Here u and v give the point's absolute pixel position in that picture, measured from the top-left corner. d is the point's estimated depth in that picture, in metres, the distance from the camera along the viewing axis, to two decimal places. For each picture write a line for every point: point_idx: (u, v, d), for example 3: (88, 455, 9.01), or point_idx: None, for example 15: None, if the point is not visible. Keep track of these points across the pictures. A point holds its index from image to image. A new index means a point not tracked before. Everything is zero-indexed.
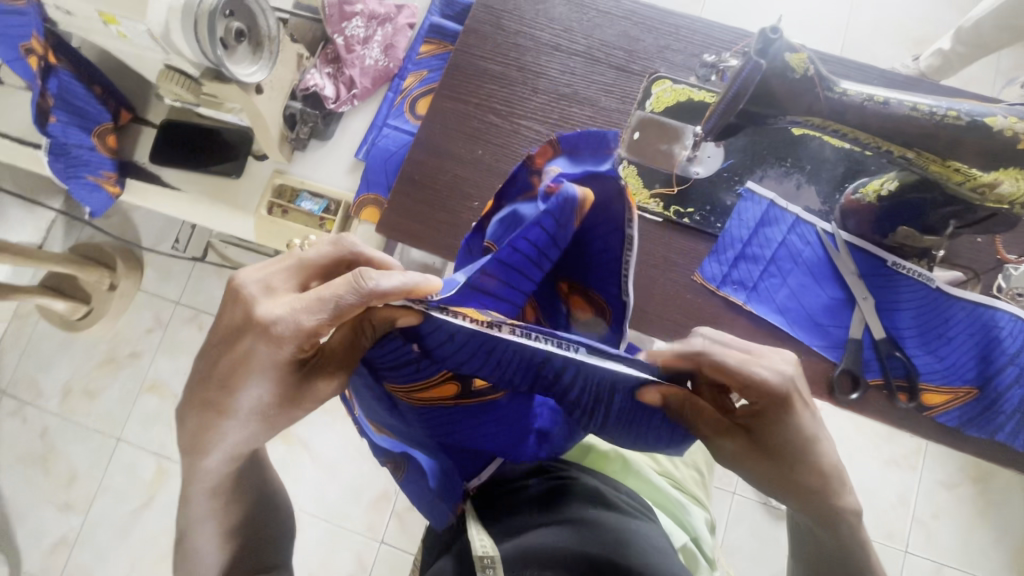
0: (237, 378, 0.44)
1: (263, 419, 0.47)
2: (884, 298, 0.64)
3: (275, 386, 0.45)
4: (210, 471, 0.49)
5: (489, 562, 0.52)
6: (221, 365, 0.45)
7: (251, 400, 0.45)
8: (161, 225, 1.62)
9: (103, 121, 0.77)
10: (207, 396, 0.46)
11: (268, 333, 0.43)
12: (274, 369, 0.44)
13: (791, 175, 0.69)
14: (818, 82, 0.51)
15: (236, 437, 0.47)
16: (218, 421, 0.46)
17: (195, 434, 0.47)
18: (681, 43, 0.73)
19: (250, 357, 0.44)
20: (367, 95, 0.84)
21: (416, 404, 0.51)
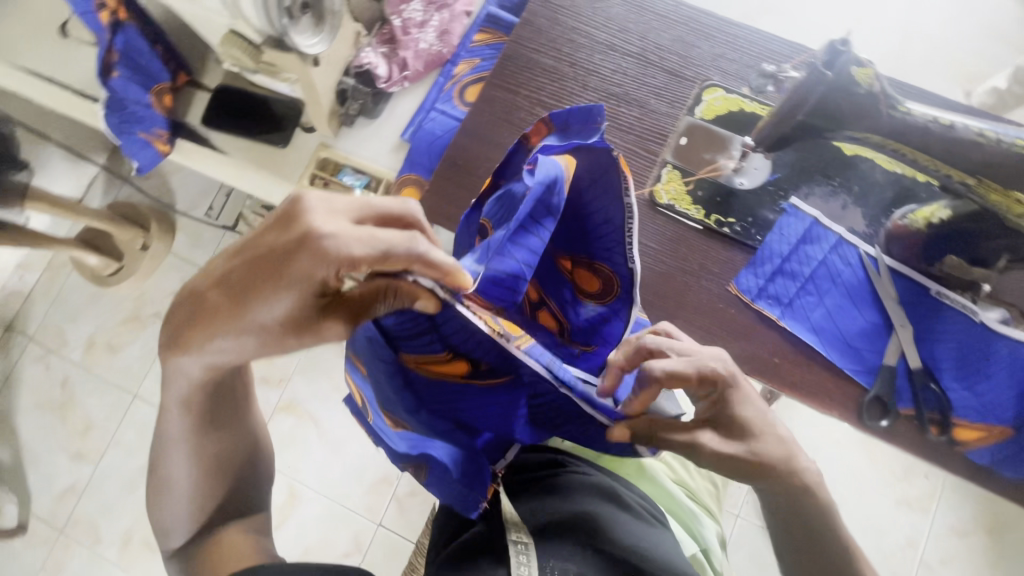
0: (263, 287, 0.41)
1: (258, 338, 0.44)
2: (924, 328, 0.63)
3: (292, 309, 0.42)
4: (186, 375, 0.47)
5: (523, 548, 0.54)
6: (250, 269, 0.42)
7: (259, 314, 0.42)
8: (197, 192, 1.66)
9: (161, 81, 0.80)
10: (222, 296, 0.43)
11: (314, 258, 0.40)
12: (301, 295, 0.42)
13: (838, 195, 0.68)
14: (883, 99, 0.50)
15: (228, 346, 0.44)
16: (219, 323, 0.43)
17: (189, 326, 0.44)
18: (737, 53, 0.73)
19: (283, 271, 0.41)
20: (418, 78, 0.84)
21: (427, 377, 0.53)
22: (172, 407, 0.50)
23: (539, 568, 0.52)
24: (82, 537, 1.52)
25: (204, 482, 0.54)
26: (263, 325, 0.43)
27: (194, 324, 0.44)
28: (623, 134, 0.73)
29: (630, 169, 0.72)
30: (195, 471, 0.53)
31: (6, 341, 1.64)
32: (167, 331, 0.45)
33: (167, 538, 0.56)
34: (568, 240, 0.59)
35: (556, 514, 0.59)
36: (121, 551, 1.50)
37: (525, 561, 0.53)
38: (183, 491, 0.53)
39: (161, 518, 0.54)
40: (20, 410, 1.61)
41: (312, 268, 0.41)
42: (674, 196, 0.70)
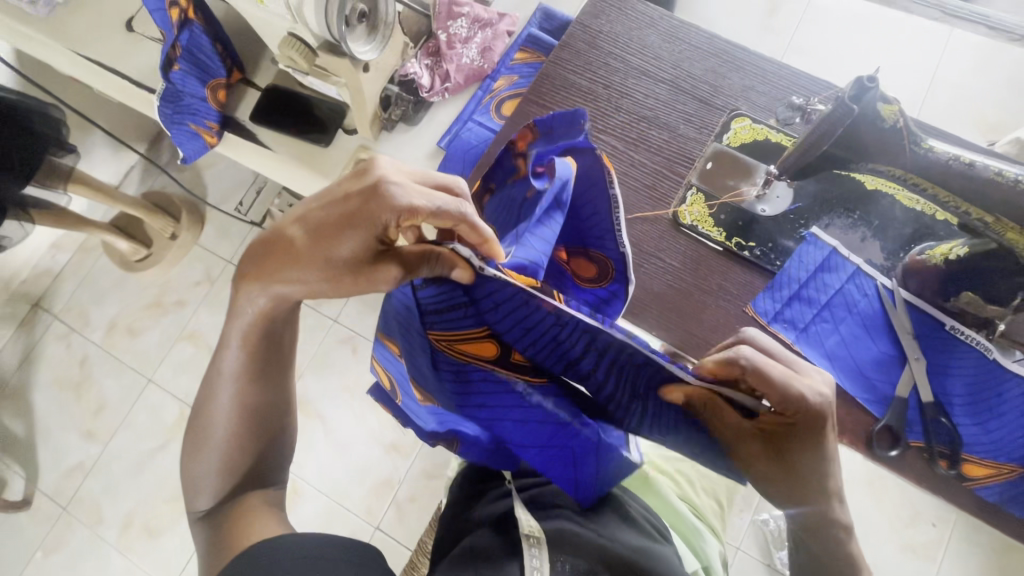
0: (336, 223, 0.47)
1: (322, 276, 0.48)
2: (937, 362, 0.64)
3: (352, 251, 0.47)
4: (255, 306, 0.51)
5: (534, 539, 0.54)
6: (328, 210, 0.48)
7: (328, 250, 0.47)
8: (230, 186, 1.72)
9: (218, 77, 0.85)
10: (300, 231, 0.48)
11: (382, 204, 0.45)
12: (365, 238, 0.46)
13: (858, 227, 0.69)
14: (907, 136, 0.53)
15: (292, 276, 0.48)
16: (293, 254, 0.48)
17: (267, 257, 0.49)
18: (766, 86, 0.76)
19: (354, 213, 0.46)
20: (458, 90, 0.88)
21: (453, 359, 0.54)
22: (234, 340, 0.54)
23: (550, 563, 0.52)
24: (85, 516, 1.54)
25: (241, 432, 0.56)
26: (327, 261, 0.47)
27: (273, 255, 0.49)
28: (652, 155, 0.75)
29: (656, 189, 0.74)
30: (234, 416, 0.55)
31: (32, 317, 1.69)
32: (248, 260, 0.50)
33: (194, 498, 0.57)
34: (568, 235, 0.63)
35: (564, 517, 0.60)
36: (120, 533, 1.51)
37: (537, 555, 0.52)
38: (220, 438, 0.56)
39: (192, 469, 0.56)
40: (37, 385, 1.64)
41: (379, 211, 0.45)
42: (697, 217, 0.72)
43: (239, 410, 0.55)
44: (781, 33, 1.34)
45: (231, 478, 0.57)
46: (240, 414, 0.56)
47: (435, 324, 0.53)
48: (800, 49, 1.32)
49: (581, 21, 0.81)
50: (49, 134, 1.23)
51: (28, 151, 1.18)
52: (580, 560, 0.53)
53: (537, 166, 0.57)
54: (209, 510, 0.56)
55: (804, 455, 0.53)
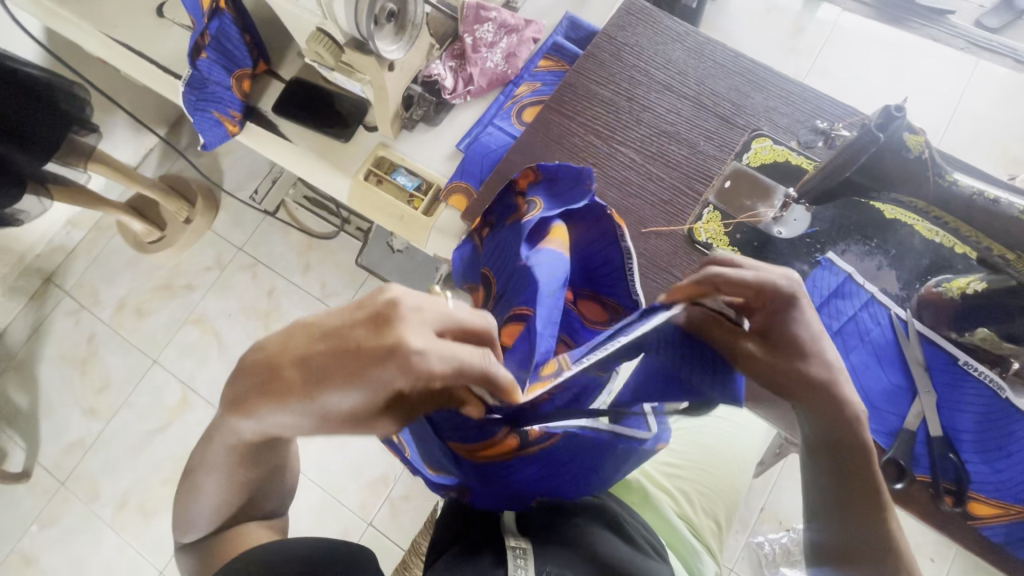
0: (337, 379, 0.38)
1: (319, 422, 0.40)
2: (947, 396, 0.63)
3: (354, 408, 0.39)
4: (240, 431, 0.44)
5: (521, 551, 0.54)
6: (326, 354, 0.39)
7: (326, 402, 0.39)
8: (247, 174, 1.73)
9: (244, 66, 0.86)
10: (296, 375, 0.39)
11: (396, 371, 0.37)
12: (372, 396, 0.38)
13: (874, 255, 0.69)
14: (931, 167, 0.52)
15: (284, 418, 0.41)
16: (284, 397, 0.40)
17: (257, 396, 0.41)
18: (789, 107, 0.76)
19: (359, 371, 0.37)
20: (480, 93, 0.88)
21: (482, 465, 0.51)
22: (219, 444, 0.48)
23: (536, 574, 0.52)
24: (82, 492, 1.55)
25: (229, 502, 0.53)
26: (326, 415, 0.39)
27: (263, 396, 0.41)
28: (670, 171, 0.75)
29: (673, 204, 0.74)
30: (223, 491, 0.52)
31: (44, 291, 1.70)
32: (236, 386, 0.42)
33: (183, 530, 0.56)
34: (576, 275, 0.64)
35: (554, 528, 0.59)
36: (116, 512, 1.52)
37: (523, 566, 0.52)
38: (209, 504, 0.53)
39: (183, 510, 0.54)
40: (44, 359, 1.66)
41: (392, 377, 0.37)
42: (712, 235, 0.72)
43: (228, 488, 0.52)
44: (805, 53, 1.33)
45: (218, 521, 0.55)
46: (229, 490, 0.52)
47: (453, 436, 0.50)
48: (823, 71, 1.32)
49: (607, 32, 0.81)
50: (73, 113, 1.24)
51: (52, 128, 1.20)
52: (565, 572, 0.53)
53: (535, 232, 0.60)
54: (193, 547, 0.55)
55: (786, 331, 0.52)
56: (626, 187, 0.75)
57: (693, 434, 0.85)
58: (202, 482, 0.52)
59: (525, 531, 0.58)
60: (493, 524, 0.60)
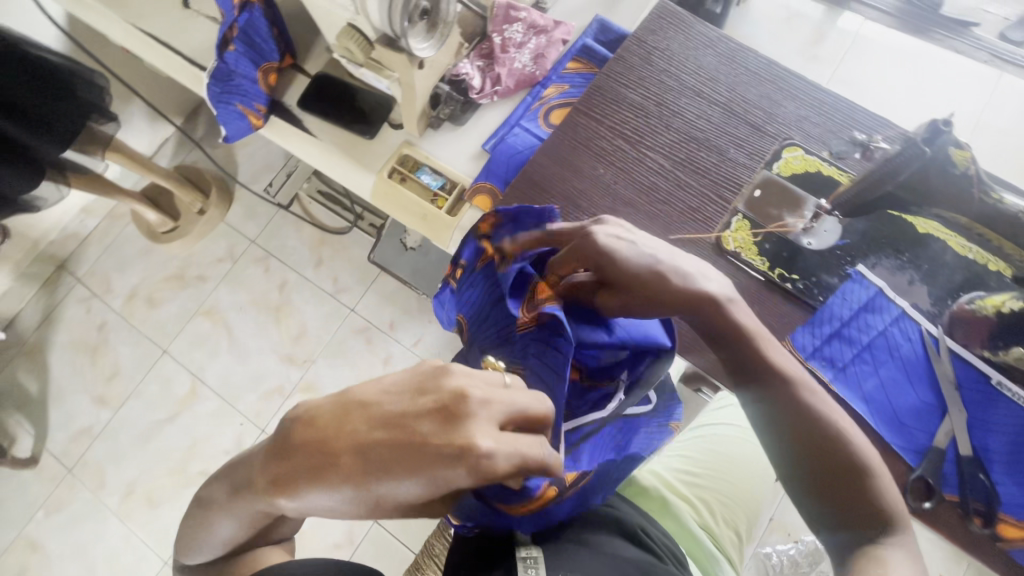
0: (397, 471, 0.33)
1: (366, 512, 0.35)
2: (978, 416, 0.62)
3: (411, 498, 0.34)
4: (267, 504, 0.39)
5: (532, 561, 0.52)
6: (379, 441, 0.34)
7: (379, 494, 0.34)
8: (261, 167, 1.73)
9: (271, 60, 0.85)
10: (351, 465, 0.33)
11: (463, 475, 0.33)
12: (433, 489, 0.34)
13: (905, 269, 0.68)
14: (976, 183, 0.51)
15: (322, 505, 0.35)
16: (327, 482, 0.34)
17: (296, 476, 0.35)
18: (822, 117, 0.74)
19: (418, 466, 0.33)
20: (508, 94, 0.88)
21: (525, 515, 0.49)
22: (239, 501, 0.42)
23: None
24: (88, 480, 1.55)
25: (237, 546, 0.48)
26: (376, 506, 0.35)
27: (304, 478, 0.35)
28: (698, 177, 0.74)
29: (700, 212, 0.73)
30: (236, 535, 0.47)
31: (56, 278, 1.71)
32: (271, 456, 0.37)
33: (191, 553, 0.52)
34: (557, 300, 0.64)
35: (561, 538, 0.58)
36: (122, 501, 1.52)
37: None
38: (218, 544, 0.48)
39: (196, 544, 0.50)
40: (55, 345, 1.66)
41: (456, 477, 0.33)
42: (741, 245, 0.71)
43: (241, 534, 0.47)
44: (826, 62, 1.32)
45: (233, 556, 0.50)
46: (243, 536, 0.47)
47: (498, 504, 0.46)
48: (844, 81, 1.30)
49: (638, 36, 0.80)
50: (92, 101, 1.24)
51: (73, 116, 1.20)
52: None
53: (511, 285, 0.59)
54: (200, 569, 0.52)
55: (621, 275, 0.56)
56: (654, 193, 0.75)
57: (711, 442, 0.86)
58: (210, 529, 0.47)
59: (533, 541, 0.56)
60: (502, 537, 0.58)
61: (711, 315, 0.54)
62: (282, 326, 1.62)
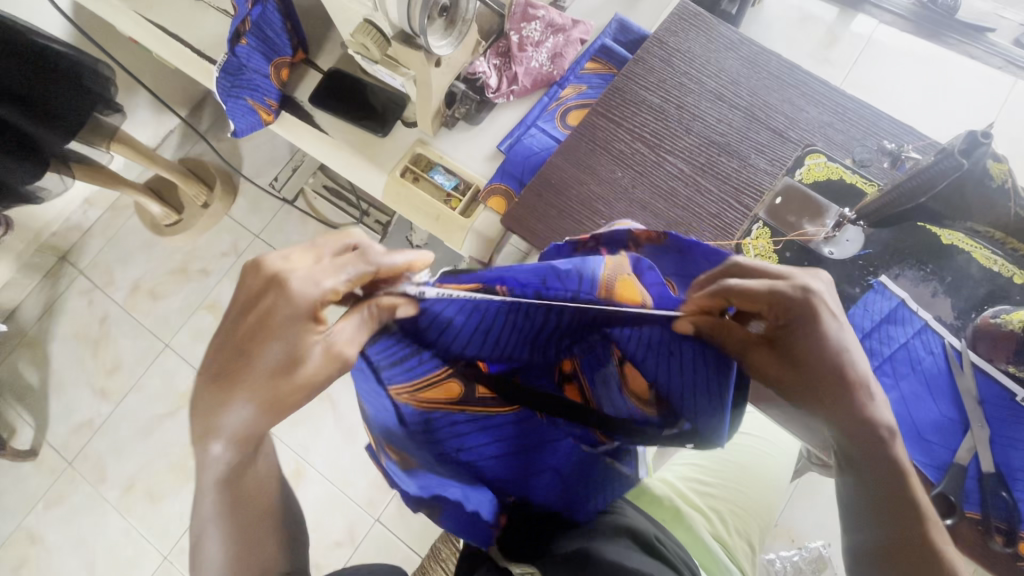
0: (263, 332, 0.43)
1: (271, 392, 0.43)
2: (1000, 432, 0.62)
3: (297, 347, 0.43)
4: (216, 457, 0.44)
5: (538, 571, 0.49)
6: (239, 323, 0.44)
7: (261, 363, 0.43)
8: (267, 161, 1.71)
9: (283, 55, 0.84)
10: (231, 360, 0.43)
11: (291, 296, 0.42)
12: (297, 323, 0.43)
13: (928, 281, 0.67)
14: (1013, 196, 0.50)
15: (245, 409, 0.43)
16: (234, 386, 0.43)
17: (208, 401, 0.43)
18: (845, 124, 0.73)
19: (272, 316, 0.42)
20: (524, 93, 0.86)
21: (419, 413, 0.53)
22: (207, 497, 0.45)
23: None
24: (89, 473, 1.54)
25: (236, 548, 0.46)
26: (269, 379, 0.43)
27: (215, 397, 0.43)
28: (719, 183, 0.73)
29: (720, 218, 0.72)
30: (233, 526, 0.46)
31: (58, 269, 1.69)
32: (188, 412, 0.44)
33: None
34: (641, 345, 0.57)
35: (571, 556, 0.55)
36: (122, 496, 1.51)
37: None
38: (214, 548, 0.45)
39: None
40: (56, 337, 1.65)
41: (293, 304, 0.42)
42: (761, 252, 0.70)
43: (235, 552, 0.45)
44: (839, 65, 1.30)
45: None
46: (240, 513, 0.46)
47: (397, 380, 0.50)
48: (859, 82, 1.29)
49: (658, 37, 0.79)
50: (98, 92, 1.22)
51: (77, 106, 1.18)
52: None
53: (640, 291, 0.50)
54: None
55: (809, 349, 0.49)
56: (673, 198, 0.73)
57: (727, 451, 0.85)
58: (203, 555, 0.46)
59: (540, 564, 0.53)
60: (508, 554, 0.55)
61: (862, 425, 0.49)
62: None
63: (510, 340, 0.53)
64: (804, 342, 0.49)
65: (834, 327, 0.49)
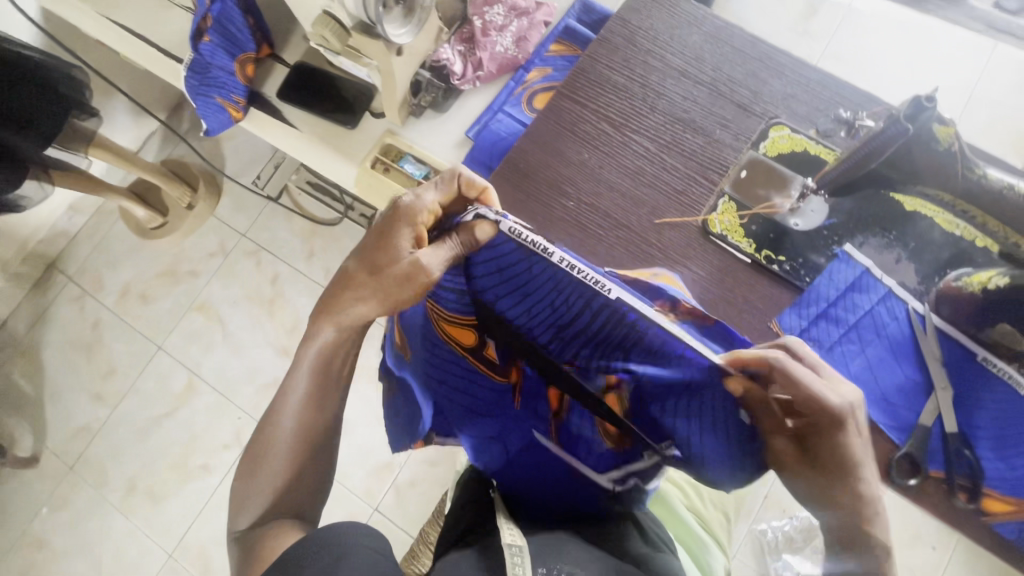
0: (383, 239, 0.54)
1: (377, 288, 0.54)
2: (964, 392, 0.63)
3: (401, 251, 0.53)
4: (323, 336, 0.57)
5: (518, 549, 0.52)
6: (365, 239, 0.57)
7: (373, 266, 0.54)
8: (250, 159, 1.70)
9: (247, 50, 0.84)
10: (354, 265, 0.56)
11: (406, 208, 0.54)
12: (404, 229, 0.54)
13: (892, 247, 0.67)
14: (960, 158, 0.52)
15: (359, 300, 0.55)
16: (353, 285, 0.55)
17: (332, 294, 0.56)
18: (809, 95, 0.73)
19: (386, 231, 0.54)
20: (490, 79, 0.87)
21: (436, 334, 0.59)
22: (304, 372, 0.57)
23: (534, 569, 0.50)
24: (90, 477, 1.56)
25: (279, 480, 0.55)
26: (376, 277, 0.54)
27: (339, 292, 0.56)
28: (684, 159, 0.74)
29: (687, 195, 0.73)
30: (290, 458, 0.56)
31: (47, 277, 1.70)
32: (316, 304, 0.58)
33: (236, 515, 0.56)
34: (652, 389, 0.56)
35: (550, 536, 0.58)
36: (124, 497, 1.54)
37: (521, 562, 0.51)
38: (274, 475, 0.55)
39: (245, 481, 0.56)
40: (49, 344, 1.66)
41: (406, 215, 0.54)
42: (727, 227, 0.71)
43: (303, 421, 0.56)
44: (818, 37, 1.29)
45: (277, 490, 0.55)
46: (294, 446, 0.56)
47: (445, 305, 0.57)
48: (835, 57, 1.28)
49: (622, 16, 0.78)
50: (74, 97, 1.22)
51: (54, 112, 1.18)
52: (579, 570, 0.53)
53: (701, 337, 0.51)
54: (244, 533, 0.54)
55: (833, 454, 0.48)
56: (641, 177, 0.74)
57: None
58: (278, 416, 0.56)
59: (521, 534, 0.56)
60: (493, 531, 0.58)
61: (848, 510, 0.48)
62: (277, 319, 1.62)
63: (541, 318, 0.51)
64: (831, 449, 0.48)
65: (859, 446, 0.48)
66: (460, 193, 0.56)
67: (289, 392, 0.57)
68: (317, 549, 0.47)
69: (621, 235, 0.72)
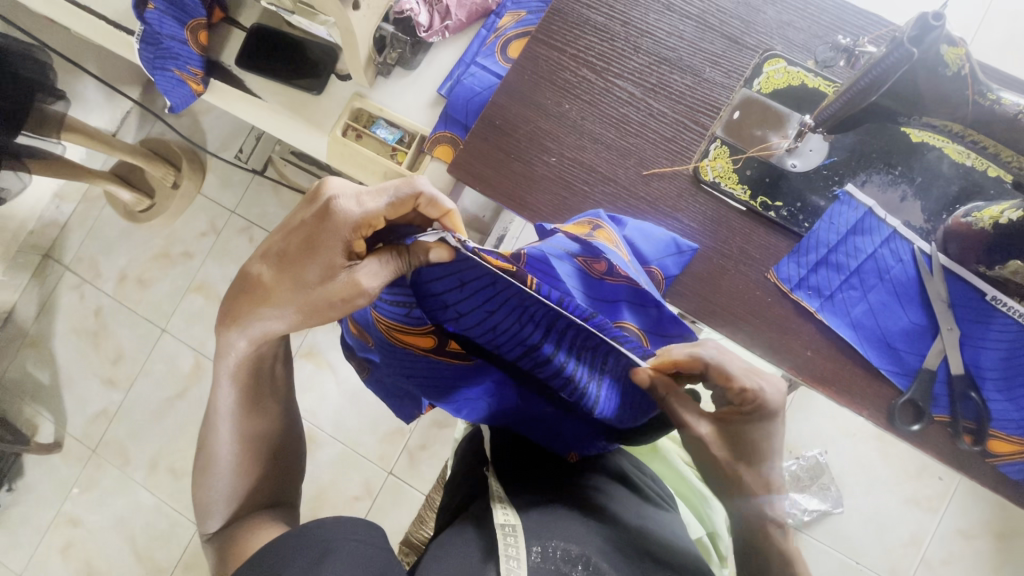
0: (312, 249, 0.49)
1: (299, 300, 0.50)
2: (972, 333, 0.60)
3: (328, 267, 0.49)
4: (234, 348, 0.53)
5: (511, 530, 0.51)
6: (289, 239, 0.51)
7: (297, 276, 0.50)
8: (230, 131, 1.61)
9: (199, 16, 0.78)
10: (270, 270, 0.51)
11: (343, 219, 0.48)
12: (339, 244, 0.48)
13: (898, 184, 0.63)
14: (971, 85, 0.50)
15: (271, 311, 0.51)
16: (267, 292, 0.51)
17: (241, 302, 0.52)
18: (806, 21, 0.67)
19: (316, 239, 0.49)
20: (459, 29, 0.82)
21: (389, 341, 0.57)
22: (224, 377, 0.55)
23: (527, 552, 0.49)
24: (114, 458, 1.57)
25: (247, 456, 0.58)
26: (300, 290, 0.50)
27: (247, 298, 0.51)
28: (672, 103, 0.68)
29: (675, 142, 0.68)
30: (245, 448, 0.57)
31: (43, 268, 1.68)
32: (221, 307, 0.53)
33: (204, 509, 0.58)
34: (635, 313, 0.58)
35: (545, 506, 0.57)
36: (148, 474, 1.55)
37: (514, 544, 0.49)
38: (227, 467, 0.57)
39: (204, 478, 0.57)
40: (57, 334, 1.66)
41: (340, 227, 0.48)
42: (720, 173, 0.66)
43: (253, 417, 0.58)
44: None
45: (249, 471, 0.58)
46: (245, 443, 0.57)
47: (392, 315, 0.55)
48: None
49: None
50: (34, 78, 1.16)
51: (15, 95, 1.11)
52: (572, 545, 0.52)
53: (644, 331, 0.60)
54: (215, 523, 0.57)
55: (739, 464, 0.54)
56: (626, 126, 0.69)
57: None
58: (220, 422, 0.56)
59: (515, 507, 0.55)
60: (487, 506, 0.57)
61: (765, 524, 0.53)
62: None
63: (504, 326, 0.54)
64: (752, 433, 0.54)
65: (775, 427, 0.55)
66: (416, 208, 0.49)
67: (219, 402, 0.56)
68: (303, 544, 0.48)
69: (608, 190, 0.69)
